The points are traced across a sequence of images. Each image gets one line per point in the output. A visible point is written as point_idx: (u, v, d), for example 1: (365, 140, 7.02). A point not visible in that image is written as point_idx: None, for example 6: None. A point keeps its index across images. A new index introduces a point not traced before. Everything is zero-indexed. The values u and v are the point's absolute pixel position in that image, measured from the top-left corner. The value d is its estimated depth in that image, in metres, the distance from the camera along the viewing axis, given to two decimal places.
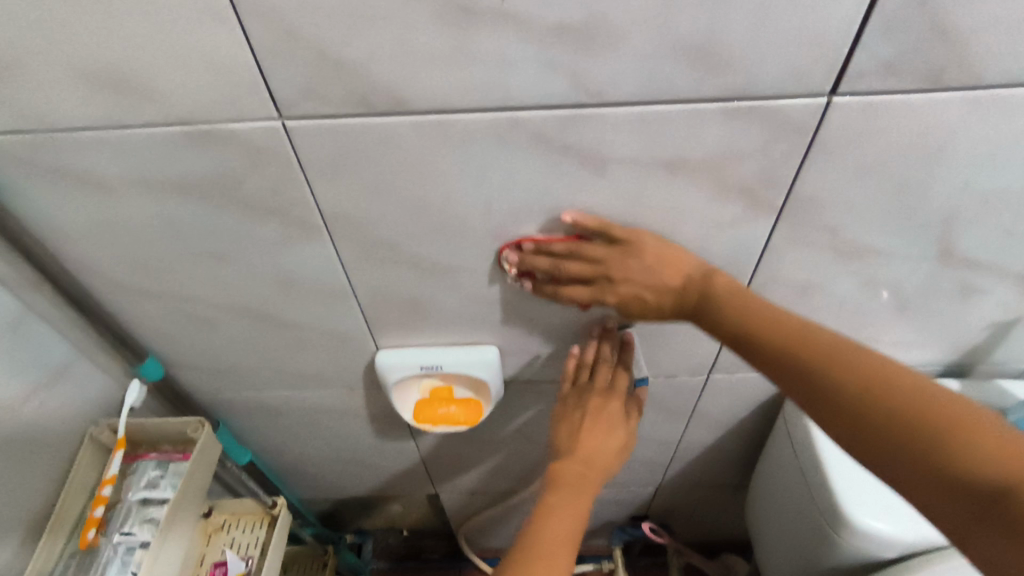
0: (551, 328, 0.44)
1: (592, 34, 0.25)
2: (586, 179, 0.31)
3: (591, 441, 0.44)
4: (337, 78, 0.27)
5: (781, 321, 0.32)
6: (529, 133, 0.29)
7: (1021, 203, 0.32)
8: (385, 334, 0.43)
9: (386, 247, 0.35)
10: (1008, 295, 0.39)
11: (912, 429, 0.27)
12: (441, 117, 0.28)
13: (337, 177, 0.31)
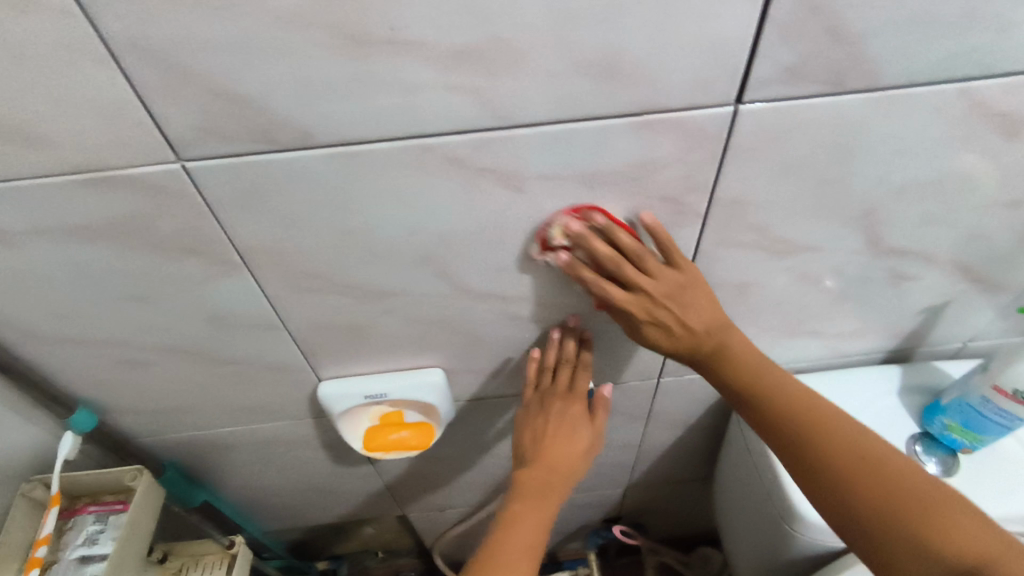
0: (497, 341, 0.45)
1: (492, 57, 0.25)
2: (508, 197, 0.32)
3: (555, 447, 0.47)
4: (237, 112, 0.26)
5: (774, 377, 0.40)
6: (442, 157, 0.29)
7: (934, 189, 0.34)
8: (330, 359, 0.44)
9: (316, 276, 0.36)
10: (939, 277, 0.42)
11: (876, 493, 0.36)
12: (350, 148, 0.28)
13: (252, 211, 0.31)
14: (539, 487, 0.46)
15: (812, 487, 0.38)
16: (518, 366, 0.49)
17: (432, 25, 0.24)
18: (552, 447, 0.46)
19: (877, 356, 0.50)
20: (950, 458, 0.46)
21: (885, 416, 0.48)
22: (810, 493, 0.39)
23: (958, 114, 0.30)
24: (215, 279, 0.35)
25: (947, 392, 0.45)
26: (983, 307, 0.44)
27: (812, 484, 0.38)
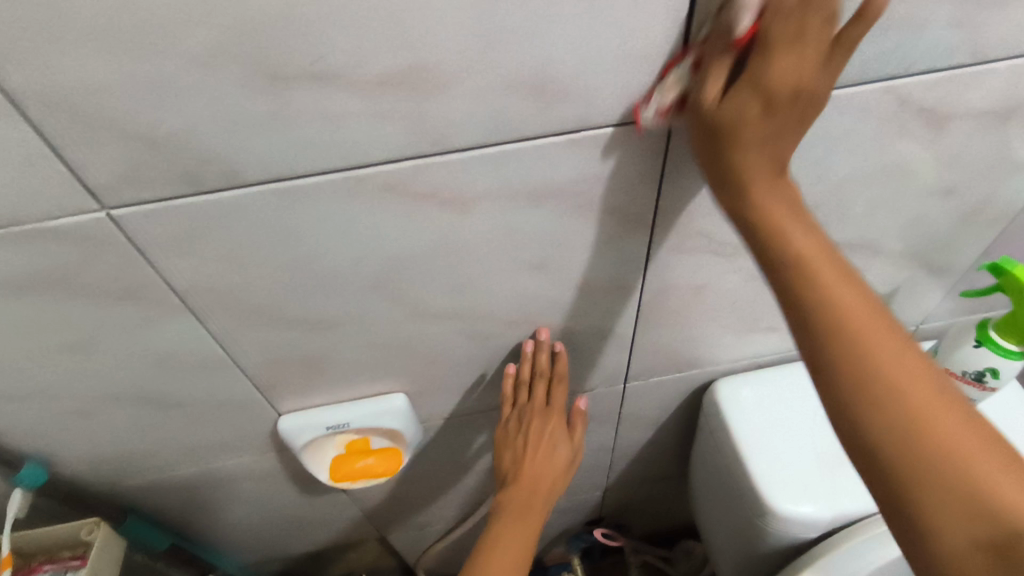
0: (417, 338, 0.52)
1: (418, 81, 0.31)
2: (424, 207, 0.39)
3: (534, 465, 0.62)
4: (169, 159, 0.33)
5: (854, 304, 0.34)
6: (374, 184, 0.36)
7: (868, 179, 0.39)
8: (281, 371, 0.52)
9: (255, 306, 0.44)
10: (886, 261, 0.46)
11: (941, 434, 0.33)
12: (288, 183, 0.35)
13: (191, 251, 0.38)
14: (524, 502, 0.62)
15: (863, 408, 0.34)
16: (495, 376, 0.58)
17: (352, 59, 0.30)
18: (530, 466, 0.62)
19: None
20: None
21: None
22: (847, 415, 0.34)
23: (883, 109, 0.35)
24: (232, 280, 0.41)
25: None
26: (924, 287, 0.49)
27: (866, 403, 0.33)
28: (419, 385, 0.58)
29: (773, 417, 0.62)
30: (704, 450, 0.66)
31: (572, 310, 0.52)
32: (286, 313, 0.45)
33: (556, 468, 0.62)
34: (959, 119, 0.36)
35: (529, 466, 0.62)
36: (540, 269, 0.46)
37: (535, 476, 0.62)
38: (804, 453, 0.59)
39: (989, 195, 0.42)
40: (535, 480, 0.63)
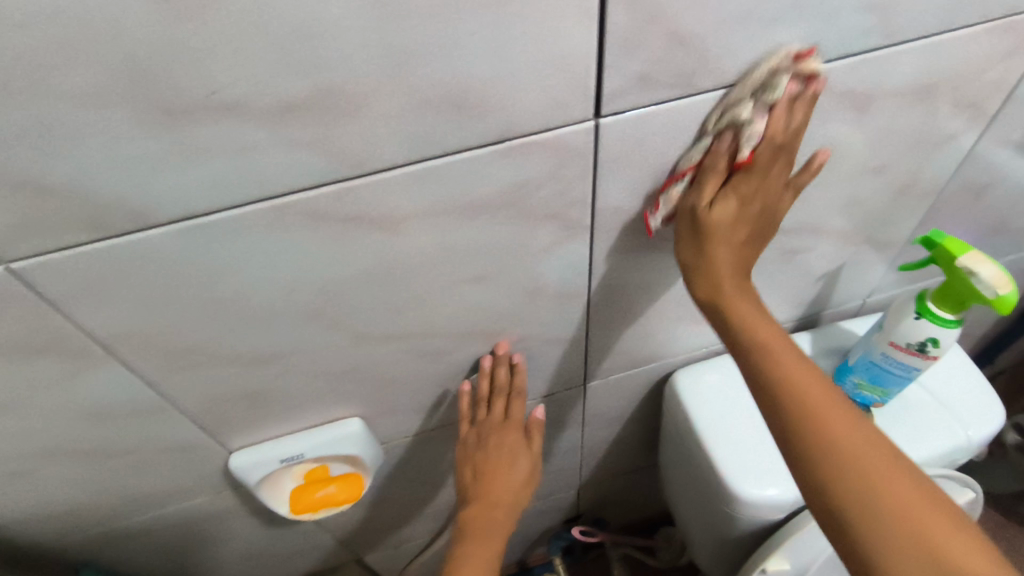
0: (525, 291, 0.56)
1: (706, 43, 0.39)
2: (641, 159, 0.46)
3: (496, 480, 0.69)
4: (499, 48, 0.35)
5: (795, 364, 0.50)
6: (616, 129, 0.43)
7: (869, 193, 0.60)
8: (397, 303, 0.51)
9: (457, 219, 0.45)
10: (841, 258, 0.68)
11: (867, 465, 0.45)
12: (539, 137, 0.41)
13: (418, 177, 0.41)
14: (487, 517, 0.68)
15: (812, 447, 0.46)
16: (448, 395, 0.67)
17: (683, 8, 0.37)
18: (493, 484, 0.69)
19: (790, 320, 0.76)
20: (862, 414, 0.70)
21: None
22: (803, 452, 0.47)
23: (904, 142, 0.54)
24: (420, 207, 0.43)
25: (853, 354, 0.70)
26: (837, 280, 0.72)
27: (812, 444, 0.46)
28: (466, 355, 0.61)
29: (723, 406, 0.73)
30: (676, 442, 0.77)
31: (642, 289, 0.61)
32: (433, 252, 0.48)
33: (516, 481, 0.69)
34: (925, 158, 0.58)
35: (490, 482, 0.69)
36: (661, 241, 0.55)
37: (497, 493, 0.69)
38: (742, 431, 0.70)
39: (902, 220, 0.65)
40: (497, 496, 0.69)
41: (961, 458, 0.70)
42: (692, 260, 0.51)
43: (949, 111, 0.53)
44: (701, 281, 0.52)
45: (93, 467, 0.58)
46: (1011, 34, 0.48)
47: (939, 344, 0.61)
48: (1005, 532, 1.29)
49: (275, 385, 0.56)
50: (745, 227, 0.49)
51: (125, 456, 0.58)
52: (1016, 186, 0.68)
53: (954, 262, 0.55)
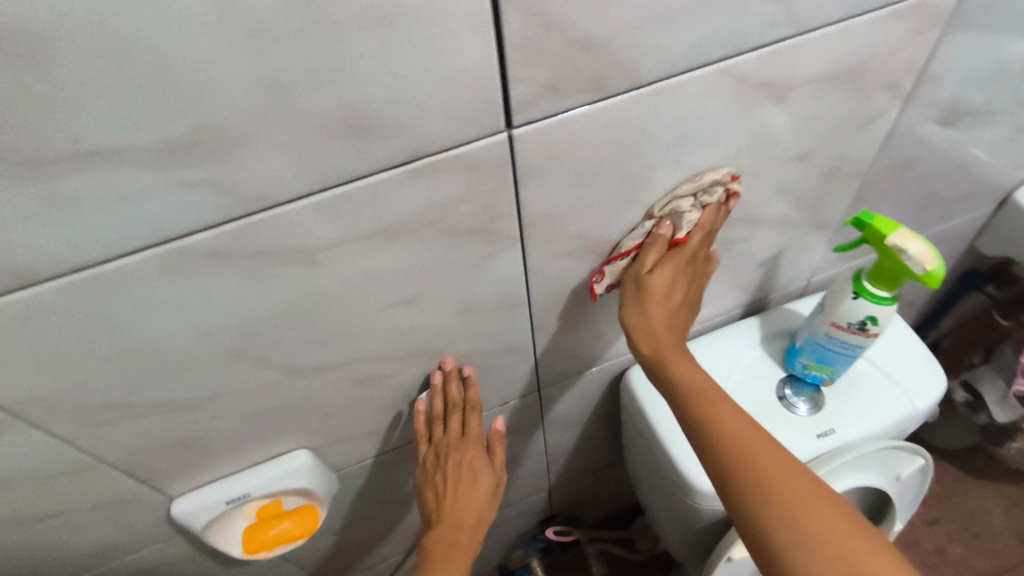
0: (463, 306, 0.54)
1: (611, 46, 0.38)
2: (563, 167, 0.45)
3: (457, 501, 0.65)
4: (390, 62, 0.34)
5: (721, 405, 0.55)
6: (532, 139, 0.42)
7: (799, 180, 0.60)
8: (328, 330, 0.50)
9: (377, 239, 0.44)
10: (781, 243, 0.69)
11: (785, 490, 0.50)
12: (450, 152, 0.40)
13: (329, 203, 0.40)
14: (449, 541, 0.64)
15: (734, 473, 0.51)
16: (404, 411, 0.65)
17: (580, 13, 0.36)
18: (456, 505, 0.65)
19: (734, 306, 0.77)
20: (814, 391, 0.71)
21: (758, 362, 0.74)
22: (726, 482, 0.52)
23: (823, 126, 0.55)
24: (332, 235, 0.42)
25: (800, 335, 0.70)
26: (778, 264, 0.72)
27: (736, 468, 0.51)
28: (409, 376, 0.60)
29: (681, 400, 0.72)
30: (637, 439, 0.77)
31: (583, 292, 0.60)
32: (355, 278, 0.46)
33: (480, 499, 0.66)
34: (847, 142, 0.58)
35: (450, 504, 0.65)
36: (596, 245, 0.55)
37: (461, 515, 0.65)
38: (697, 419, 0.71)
39: (835, 201, 0.66)
40: (461, 518, 0.65)
41: (912, 426, 0.71)
42: (636, 323, 0.56)
43: (867, 94, 0.54)
44: (639, 336, 0.57)
45: (28, 525, 0.56)
46: (914, 13, 0.48)
47: (878, 322, 0.61)
48: (964, 486, 1.34)
49: (210, 427, 0.54)
50: (675, 292, 0.57)
51: (64, 513, 0.57)
52: (939, 159, 0.70)
53: (885, 241, 0.56)
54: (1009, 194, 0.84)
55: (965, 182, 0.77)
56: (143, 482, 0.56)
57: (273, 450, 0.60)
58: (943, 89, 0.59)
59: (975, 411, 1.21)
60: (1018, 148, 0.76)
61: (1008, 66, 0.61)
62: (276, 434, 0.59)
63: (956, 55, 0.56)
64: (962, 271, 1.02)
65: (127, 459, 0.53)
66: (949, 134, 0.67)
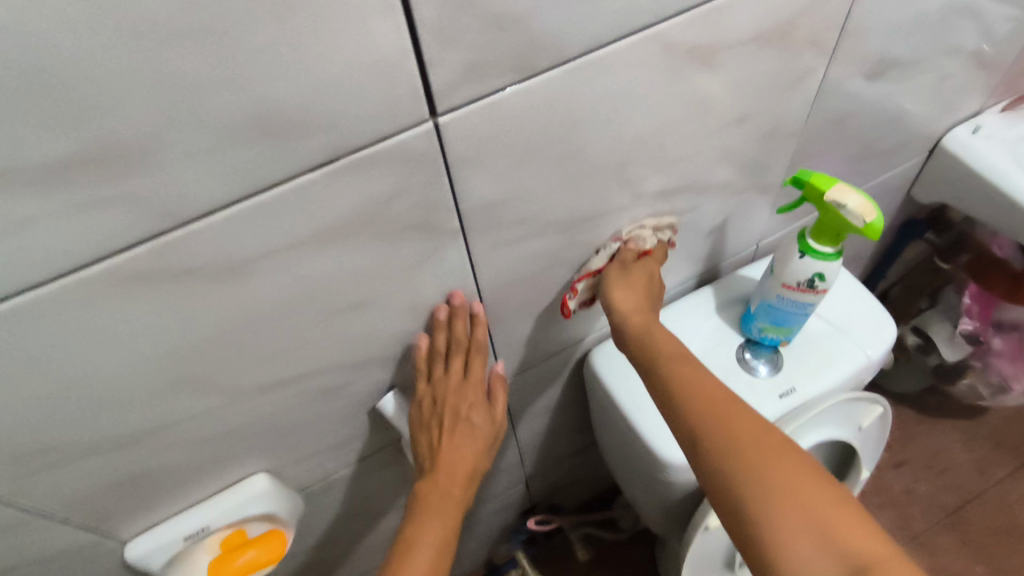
0: (410, 307, 0.52)
1: (526, 24, 0.36)
2: (496, 155, 0.43)
3: (452, 449, 0.59)
4: (290, 51, 0.31)
5: (697, 380, 0.55)
6: (459, 127, 0.40)
7: (738, 147, 0.60)
8: (269, 350, 0.47)
9: (306, 248, 0.41)
10: (725, 212, 0.69)
11: (759, 454, 0.49)
12: (373, 148, 0.38)
13: (249, 217, 0.37)
14: (440, 491, 0.58)
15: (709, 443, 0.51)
16: (405, 348, 0.57)
17: None
18: (450, 451, 0.59)
19: (687, 279, 0.77)
20: (772, 353, 0.72)
21: (715, 330, 0.75)
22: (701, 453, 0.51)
23: (757, 90, 0.54)
24: (257, 250, 0.39)
25: (753, 299, 0.70)
26: (726, 232, 0.72)
27: (708, 440, 0.51)
28: (365, 386, 0.58)
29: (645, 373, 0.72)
30: (606, 421, 0.76)
31: (534, 278, 0.59)
32: (289, 293, 0.43)
33: (476, 449, 0.60)
34: (780, 104, 0.58)
35: (445, 453, 0.59)
36: (541, 231, 0.53)
37: (455, 464, 0.59)
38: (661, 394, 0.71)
39: (775, 163, 0.66)
40: (455, 467, 0.59)
41: (869, 376, 0.73)
42: (627, 302, 0.61)
43: (795, 53, 0.54)
44: (628, 313, 0.61)
45: None
46: None
47: (825, 279, 0.62)
48: (925, 427, 1.38)
49: (154, 465, 0.51)
50: (650, 289, 0.63)
51: (8, 572, 0.53)
52: (871, 115, 0.71)
53: (824, 198, 0.56)
54: (938, 141, 0.86)
55: (898, 134, 0.79)
56: (90, 530, 0.53)
57: (228, 478, 0.57)
58: (865, 43, 0.59)
59: (927, 353, 1.25)
60: (944, 95, 0.77)
61: (924, 14, 0.62)
62: (230, 462, 0.56)
63: (874, 8, 0.56)
64: (903, 221, 1.03)
65: (67, 507, 0.50)
66: (877, 87, 0.68)
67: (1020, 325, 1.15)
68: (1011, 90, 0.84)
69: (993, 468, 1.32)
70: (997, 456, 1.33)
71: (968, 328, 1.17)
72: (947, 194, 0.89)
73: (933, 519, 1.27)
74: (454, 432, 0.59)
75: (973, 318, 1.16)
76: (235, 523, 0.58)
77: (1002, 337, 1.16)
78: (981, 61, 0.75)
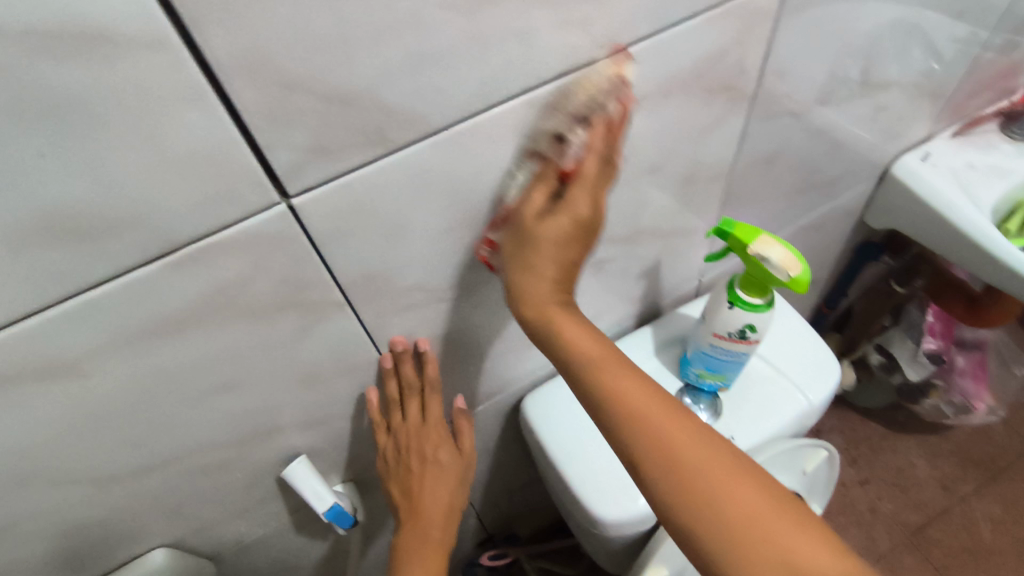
0: (301, 379, 0.49)
1: (372, 101, 0.33)
2: (370, 230, 0.40)
3: (426, 489, 0.61)
4: (79, 150, 0.28)
5: (647, 404, 0.44)
6: (316, 207, 0.36)
7: (656, 193, 0.57)
8: (133, 434, 0.43)
9: (154, 336, 0.38)
10: (656, 254, 0.66)
11: (728, 502, 0.41)
12: (215, 236, 0.34)
13: (76, 315, 0.34)
14: (421, 535, 0.60)
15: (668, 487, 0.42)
16: (356, 403, 0.56)
17: (320, 70, 0.30)
18: (425, 492, 0.61)
19: (624, 319, 0.74)
20: (712, 398, 0.69)
21: (654, 373, 0.72)
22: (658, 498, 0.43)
23: (668, 139, 0.51)
24: (93, 345, 0.36)
25: (689, 344, 0.67)
26: (659, 272, 0.69)
27: (667, 481, 0.42)
28: (264, 455, 0.54)
29: (578, 422, 0.69)
30: (542, 469, 0.74)
31: (445, 337, 0.56)
32: (147, 379, 0.40)
33: (451, 484, 0.62)
34: (698, 150, 0.55)
35: (420, 496, 0.60)
36: (441, 294, 0.50)
37: (433, 503, 0.61)
38: (596, 443, 0.68)
39: (704, 203, 0.63)
40: (432, 509, 0.61)
41: (812, 420, 0.70)
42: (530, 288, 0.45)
43: (707, 99, 0.50)
44: (517, 301, 0.46)
45: None
46: (737, 16, 0.45)
47: (756, 329, 0.59)
48: (890, 443, 1.36)
49: (25, 554, 0.47)
50: (571, 248, 0.44)
51: None
52: (807, 149, 0.68)
53: (748, 251, 0.53)
54: (885, 167, 0.83)
55: (841, 163, 0.76)
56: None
57: (122, 555, 0.54)
58: (792, 83, 0.56)
59: (891, 372, 1.23)
60: (886, 122, 0.74)
61: (858, 50, 0.58)
62: (120, 540, 0.52)
63: (797, 50, 0.53)
64: (859, 244, 1.01)
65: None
66: (813, 124, 0.64)
67: (980, 344, 1.18)
68: (959, 114, 0.82)
69: (957, 484, 1.30)
70: (961, 472, 1.31)
71: (931, 347, 1.15)
72: (898, 220, 0.86)
73: (898, 538, 1.25)
74: (423, 475, 0.60)
75: (936, 337, 1.14)
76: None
77: (964, 355, 1.18)
78: (924, 89, 0.72)
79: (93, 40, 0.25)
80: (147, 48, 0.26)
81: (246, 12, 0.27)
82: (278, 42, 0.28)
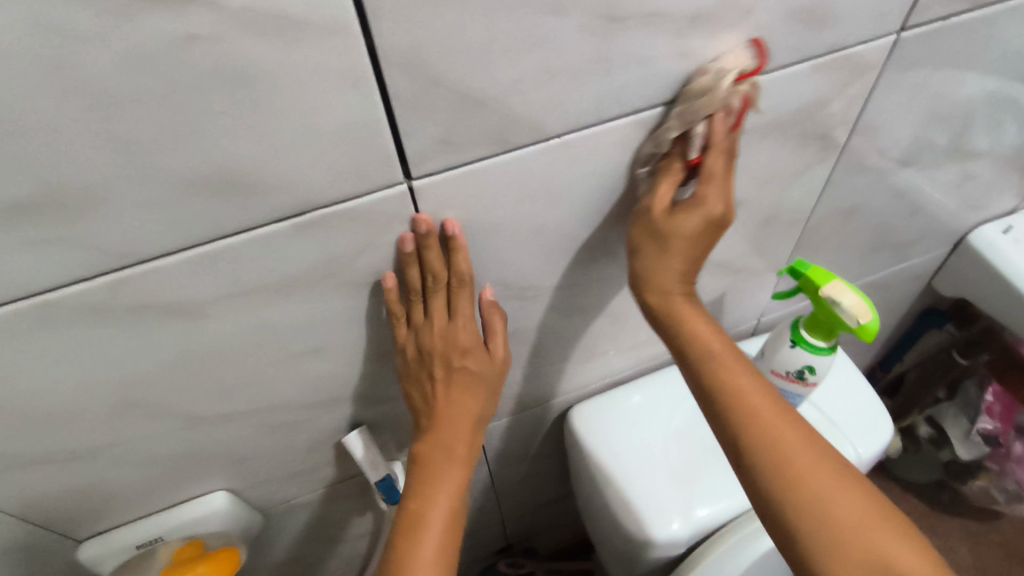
0: (379, 352, 0.52)
1: (500, 103, 0.36)
2: (470, 221, 0.43)
3: (450, 402, 0.52)
4: (252, 115, 0.32)
5: (755, 393, 0.46)
6: (432, 191, 0.40)
7: (733, 228, 0.59)
8: (229, 377, 0.47)
9: (268, 290, 0.42)
10: (723, 286, 0.67)
11: (819, 491, 0.42)
12: (338, 206, 0.38)
13: (210, 259, 0.38)
14: (443, 447, 0.51)
15: (751, 449, 0.44)
16: None
17: (464, 69, 0.34)
18: (448, 405, 0.52)
19: None
20: None
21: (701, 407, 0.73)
22: (752, 476, 0.44)
23: (755, 176, 0.53)
24: (217, 289, 0.40)
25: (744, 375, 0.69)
26: (723, 305, 0.71)
27: (767, 461, 0.43)
28: (331, 422, 0.58)
29: (624, 438, 0.71)
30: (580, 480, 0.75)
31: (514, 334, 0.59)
32: (252, 329, 0.44)
33: (480, 398, 0.52)
34: (780, 191, 0.57)
35: (442, 409, 0.51)
36: (519, 292, 0.53)
37: (455, 420, 0.51)
38: (639, 461, 0.69)
39: (778, 245, 0.64)
40: (455, 422, 0.52)
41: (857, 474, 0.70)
42: (644, 262, 0.48)
43: (799, 144, 0.52)
44: (650, 281, 0.48)
45: None
46: (842, 68, 0.47)
47: (815, 372, 0.60)
48: (930, 522, 1.31)
49: (112, 474, 0.52)
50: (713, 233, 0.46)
51: None
52: (887, 206, 0.68)
53: (819, 292, 0.54)
54: (964, 236, 0.83)
55: (917, 226, 0.76)
56: (46, 529, 0.54)
57: (189, 492, 0.58)
58: (886, 138, 0.57)
59: (939, 447, 1.19)
60: (971, 192, 0.74)
61: (955, 116, 0.59)
62: (189, 478, 0.56)
63: (895, 107, 0.54)
64: (924, 308, 1.00)
65: (22, 507, 0.51)
66: (897, 183, 0.65)
67: None
68: None
69: None
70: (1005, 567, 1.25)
71: (987, 427, 1.11)
72: (970, 291, 0.86)
73: None
74: (448, 386, 0.51)
75: (993, 418, 1.11)
76: (190, 537, 0.59)
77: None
78: (1014, 163, 0.72)
79: (289, 20, 0.29)
80: (328, 31, 0.30)
81: (416, 11, 0.30)
82: (436, 42, 0.32)
